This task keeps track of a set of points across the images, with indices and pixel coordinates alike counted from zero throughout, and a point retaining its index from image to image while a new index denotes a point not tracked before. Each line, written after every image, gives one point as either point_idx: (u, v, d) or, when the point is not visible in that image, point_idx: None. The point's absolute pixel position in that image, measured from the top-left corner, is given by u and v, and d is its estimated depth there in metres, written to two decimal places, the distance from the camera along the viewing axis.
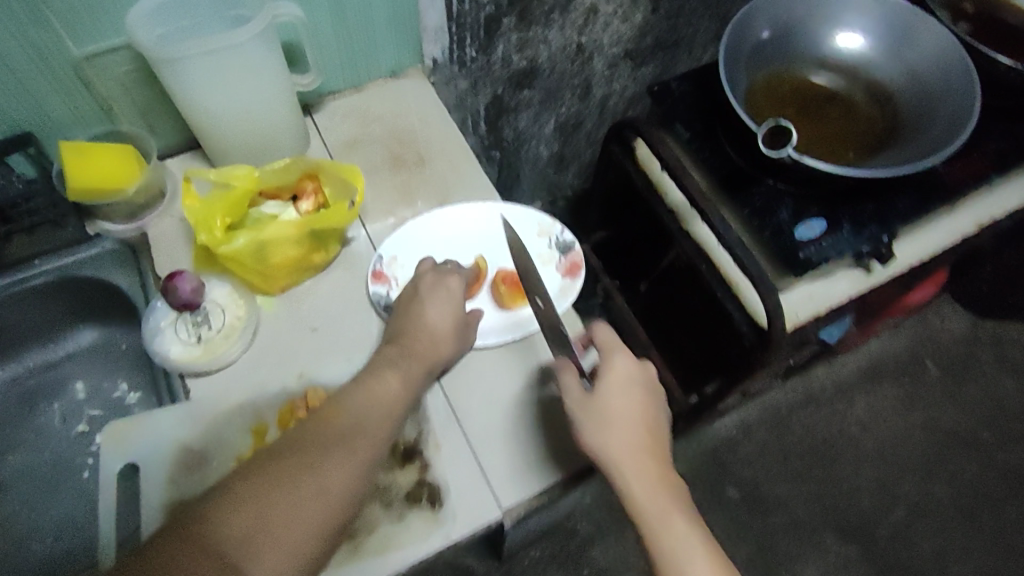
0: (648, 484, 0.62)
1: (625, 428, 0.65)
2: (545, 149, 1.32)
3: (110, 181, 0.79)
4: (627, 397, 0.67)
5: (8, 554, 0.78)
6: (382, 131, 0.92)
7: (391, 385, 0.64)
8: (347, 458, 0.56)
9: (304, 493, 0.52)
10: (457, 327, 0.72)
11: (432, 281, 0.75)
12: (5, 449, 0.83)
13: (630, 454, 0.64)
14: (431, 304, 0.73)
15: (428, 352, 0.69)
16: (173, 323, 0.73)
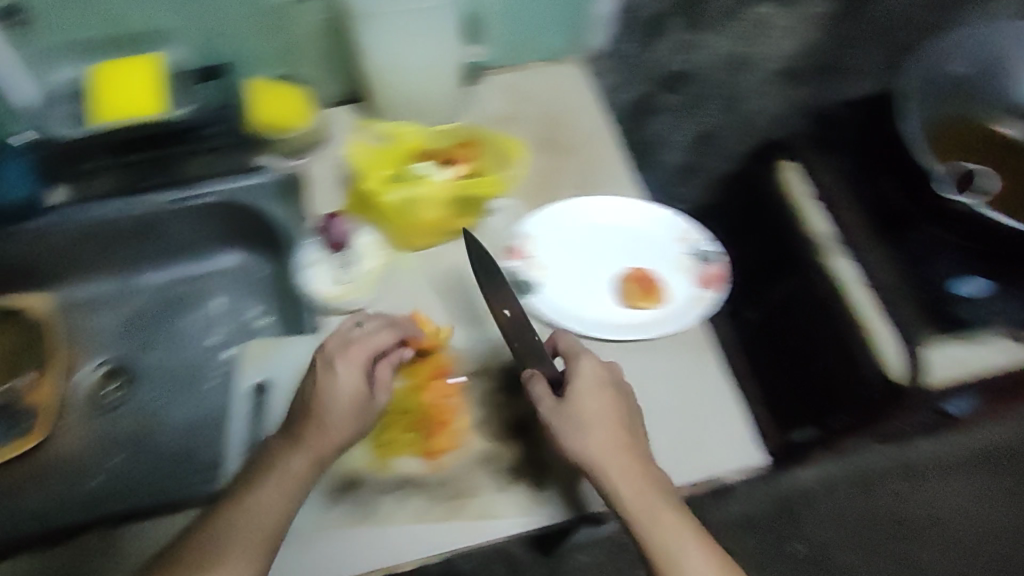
0: (635, 487, 0.62)
1: (605, 434, 0.64)
2: (676, 157, 1.20)
3: (283, 118, 0.88)
4: (597, 398, 0.65)
5: (138, 441, 0.85)
6: (536, 112, 0.93)
7: (287, 471, 0.63)
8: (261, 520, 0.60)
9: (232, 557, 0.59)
10: (360, 403, 0.65)
11: (332, 352, 0.66)
12: (151, 344, 0.92)
13: (616, 458, 0.63)
14: (317, 377, 0.65)
15: (317, 440, 0.63)
16: (324, 259, 0.80)
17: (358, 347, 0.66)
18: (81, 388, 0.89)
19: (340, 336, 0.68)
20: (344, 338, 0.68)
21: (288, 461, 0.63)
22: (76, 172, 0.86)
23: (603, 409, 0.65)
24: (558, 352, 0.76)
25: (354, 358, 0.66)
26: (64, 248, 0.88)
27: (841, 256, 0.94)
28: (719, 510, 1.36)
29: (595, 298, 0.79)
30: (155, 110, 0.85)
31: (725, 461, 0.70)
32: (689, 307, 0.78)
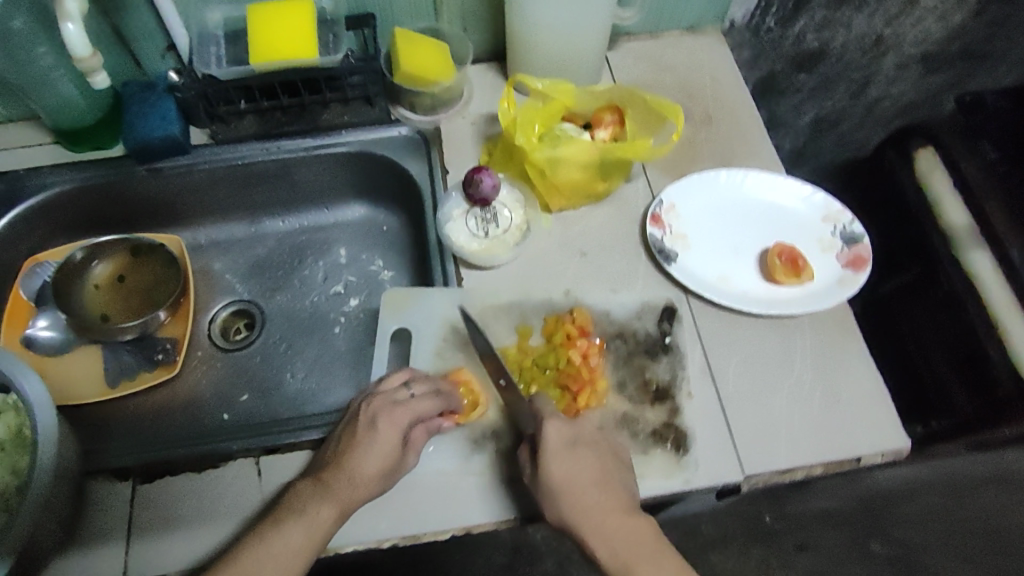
0: (617, 545, 0.61)
1: (599, 496, 0.63)
2: (787, 143, 1.19)
3: (428, 71, 0.85)
4: (592, 458, 0.65)
5: (261, 381, 0.87)
6: (673, 82, 0.92)
7: (314, 520, 0.62)
8: (288, 549, 0.61)
9: (256, 566, 0.60)
10: (389, 469, 0.65)
11: (377, 410, 0.67)
12: (274, 289, 0.94)
13: (591, 514, 0.62)
14: (358, 441, 0.66)
15: (347, 493, 0.63)
16: (464, 215, 0.81)
17: (402, 407, 0.67)
18: (209, 327, 0.91)
19: (389, 397, 0.68)
20: (391, 398, 0.68)
21: (313, 507, 0.63)
22: (214, 114, 0.87)
23: (580, 468, 0.64)
24: (699, 321, 0.77)
25: (398, 420, 0.66)
26: (199, 186, 0.91)
27: (980, 251, 0.93)
28: (796, 503, 1.28)
29: (737, 269, 0.80)
30: (306, 55, 0.83)
31: (870, 442, 0.70)
32: (833, 287, 0.77)
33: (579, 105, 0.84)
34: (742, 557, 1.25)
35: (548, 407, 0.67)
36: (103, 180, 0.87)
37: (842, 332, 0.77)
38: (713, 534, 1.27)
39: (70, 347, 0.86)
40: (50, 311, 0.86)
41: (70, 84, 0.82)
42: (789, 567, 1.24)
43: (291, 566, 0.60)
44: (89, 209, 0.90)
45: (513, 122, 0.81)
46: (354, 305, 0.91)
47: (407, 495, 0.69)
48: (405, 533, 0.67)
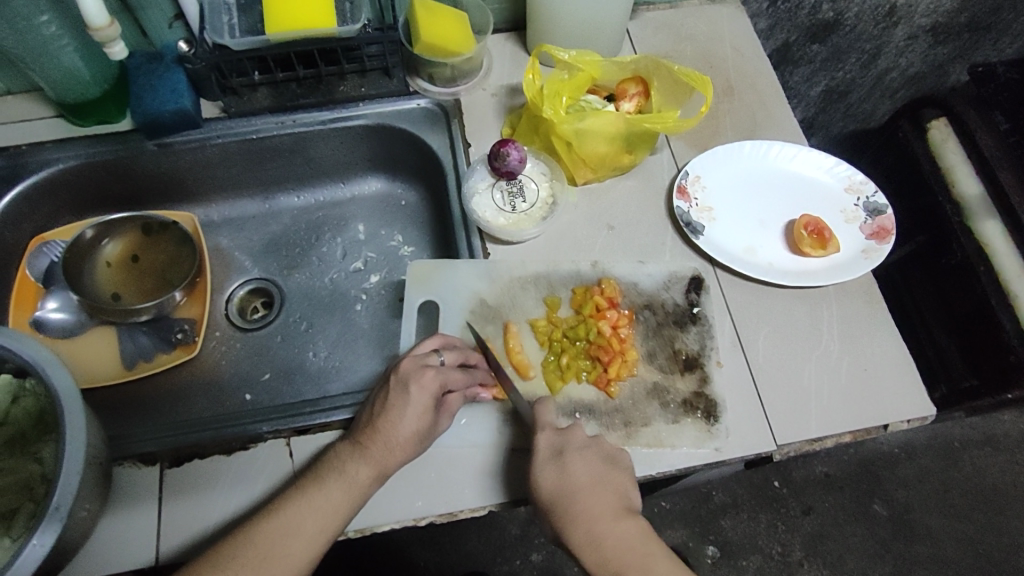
0: (607, 549, 0.59)
1: (590, 504, 0.61)
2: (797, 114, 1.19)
3: (448, 41, 0.83)
4: (584, 464, 0.62)
5: (284, 358, 0.86)
6: (693, 52, 0.91)
7: (352, 480, 0.62)
8: (327, 507, 0.61)
9: (298, 521, 0.60)
10: (423, 433, 0.65)
11: (408, 373, 0.66)
12: (290, 266, 0.92)
13: (580, 522, 0.60)
14: (392, 403, 0.65)
15: (382, 456, 0.63)
16: (489, 188, 0.81)
17: (431, 370, 0.66)
18: (226, 306, 0.90)
19: (419, 360, 0.67)
20: (421, 362, 0.67)
21: (351, 467, 0.63)
22: (228, 86, 0.85)
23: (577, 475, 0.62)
24: (726, 292, 0.78)
25: (428, 384, 0.65)
26: (210, 161, 0.88)
27: (990, 218, 0.95)
28: (800, 468, 1.32)
29: (764, 241, 0.80)
30: (323, 24, 0.80)
31: (899, 410, 0.72)
32: (858, 258, 0.78)
33: (604, 77, 0.83)
34: (751, 521, 1.29)
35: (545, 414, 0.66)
36: (111, 155, 0.84)
37: (867, 302, 0.78)
38: (723, 500, 1.30)
39: (83, 328, 0.84)
40: (60, 291, 0.84)
41: (74, 55, 0.78)
42: (795, 530, 1.28)
43: (329, 523, 0.61)
44: (96, 186, 0.87)
45: (540, 92, 0.78)
46: (374, 283, 0.90)
47: (445, 468, 0.68)
48: (442, 510, 0.66)
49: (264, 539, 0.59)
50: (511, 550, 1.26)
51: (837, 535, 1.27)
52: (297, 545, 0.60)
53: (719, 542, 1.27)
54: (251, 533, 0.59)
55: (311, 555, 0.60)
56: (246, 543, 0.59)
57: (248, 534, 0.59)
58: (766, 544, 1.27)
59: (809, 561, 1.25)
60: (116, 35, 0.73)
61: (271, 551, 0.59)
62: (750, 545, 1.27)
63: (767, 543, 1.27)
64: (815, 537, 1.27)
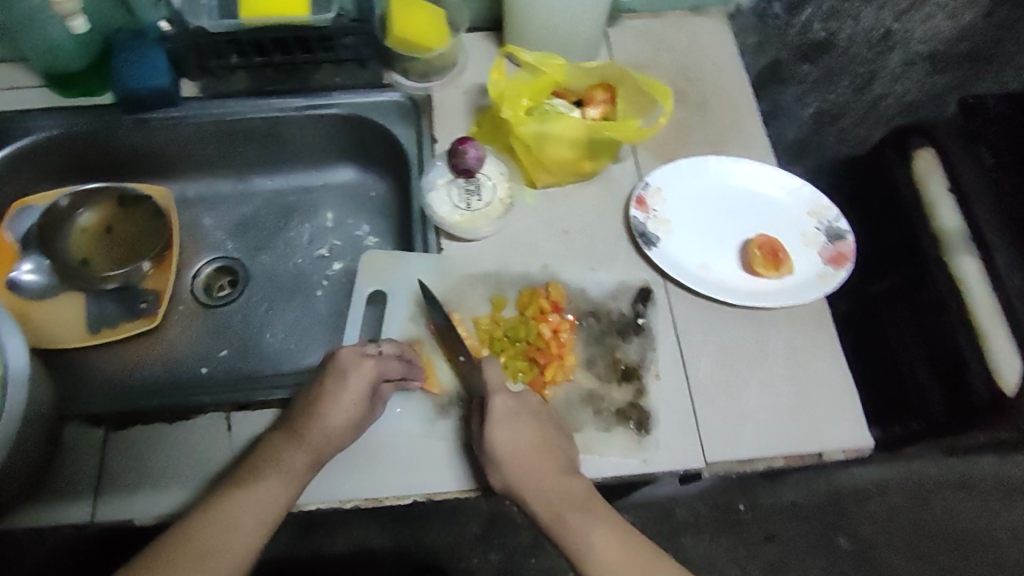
0: (549, 497, 0.65)
1: (537, 465, 0.65)
2: None
3: (422, 37, 0.85)
4: (532, 427, 0.66)
5: (243, 336, 0.88)
6: (671, 64, 0.91)
7: (290, 470, 0.64)
8: (268, 498, 0.62)
9: (239, 515, 0.61)
10: (357, 422, 0.67)
11: (346, 362, 0.67)
12: (258, 247, 0.94)
13: (528, 478, 0.64)
14: (328, 392, 0.66)
15: (318, 445, 0.65)
16: (447, 185, 0.81)
17: (370, 359, 0.68)
18: (192, 284, 0.92)
19: (357, 349, 0.68)
20: (359, 350, 0.68)
21: (288, 457, 0.64)
22: (206, 67, 0.87)
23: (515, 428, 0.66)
24: (673, 307, 0.77)
25: (367, 373, 0.67)
26: (189, 140, 0.90)
27: (969, 256, 0.92)
28: (770, 495, 1.29)
29: (718, 259, 0.79)
30: (297, 13, 0.82)
31: (835, 438, 0.72)
32: (812, 283, 0.77)
33: (571, 81, 0.83)
34: (711, 542, 1.27)
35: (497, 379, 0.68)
36: (90, 127, 0.86)
37: (817, 328, 0.77)
38: (686, 518, 1.29)
39: (54, 292, 0.87)
40: (36, 256, 0.87)
41: (60, 28, 0.81)
42: (755, 556, 1.27)
43: (269, 511, 0.62)
44: (75, 156, 0.89)
45: (501, 94, 0.79)
46: (337, 270, 0.92)
47: (375, 457, 0.69)
48: (366, 496, 0.67)
49: (201, 534, 0.60)
50: (468, 548, 1.27)
51: (799, 563, 1.26)
52: (240, 538, 0.61)
53: (676, 559, 1.26)
54: (192, 529, 0.60)
55: (254, 546, 0.62)
56: (186, 543, 0.59)
57: (189, 529, 0.60)
58: (725, 566, 1.26)
59: None
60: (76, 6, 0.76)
61: (216, 545, 0.60)
62: (707, 566, 1.26)
63: (726, 565, 1.26)
64: (775, 564, 1.26)
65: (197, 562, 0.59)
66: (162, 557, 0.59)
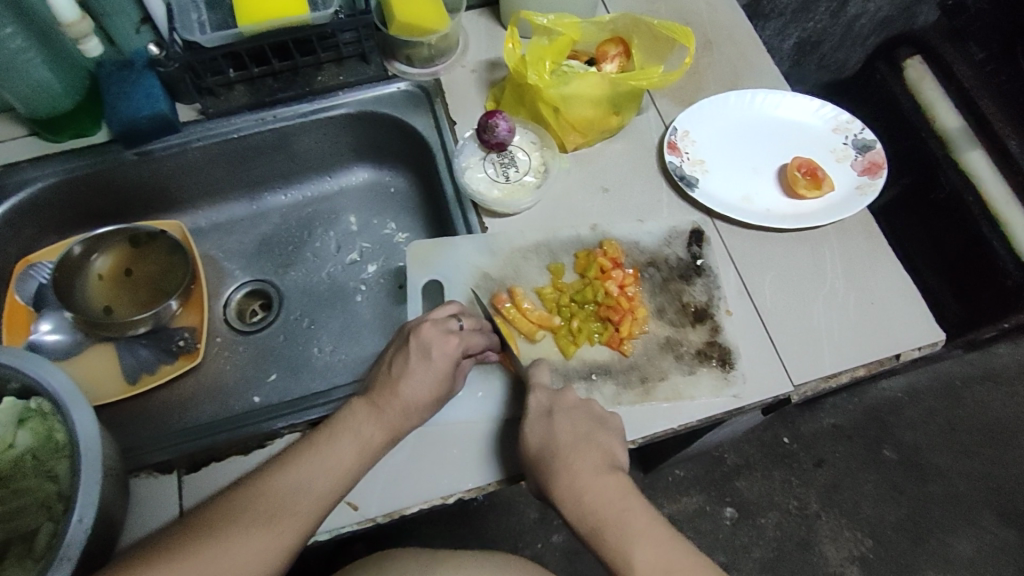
0: (588, 505, 0.57)
1: (573, 463, 0.59)
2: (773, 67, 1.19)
3: (421, 19, 0.82)
4: (569, 423, 0.62)
5: (291, 356, 0.84)
6: (667, 10, 0.91)
7: (368, 441, 0.61)
8: (338, 466, 0.60)
9: (310, 477, 0.58)
10: (438, 397, 0.65)
11: (429, 339, 0.65)
12: (285, 264, 0.91)
13: (569, 481, 0.58)
14: (412, 367, 0.64)
15: (397, 420, 0.63)
16: (481, 162, 0.80)
17: (454, 337, 0.66)
18: (225, 310, 0.88)
19: (441, 325, 0.66)
20: (443, 327, 0.66)
21: (365, 427, 0.62)
22: (204, 86, 0.83)
23: (570, 426, 0.61)
24: (726, 242, 0.78)
25: (450, 349, 0.65)
26: (194, 165, 0.86)
27: (975, 148, 0.96)
28: (809, 422, 1.33)
29: (758, 188, 0.80)
30: (295, 13, 0.79)
31: (909, 339, 0.73)
32: (854, 194, 0.79)
33: (584, 41, 0.83)
34: (765, 480, 1.29)
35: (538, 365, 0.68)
36: (90, 169, 0.82)
37: (868, 238, 0.78)
38: (737, 462, 1.30)
39: (80, 347, 0.82)
40: (54, 313, 0.82)
41: (42, 67, 0.75)
42: (810, 483, 1.29)
43: (342, 481, 0.59)
44: (78, 203, 0.85)
45: (522, 60, 0.78)
46: (372, 272, 0.89)
47: (468, 446, 0.67)
48: (469, 486, 0.65)
49: (273, 491, 0.57)
50: (532, 534, 1.23)
51: (850, 484, 1.29)
52: (309, 501, 0.57)
53: (736, 503, 1.27)
54: (263, 485, 0.57)
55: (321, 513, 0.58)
56: (257, 496, 0.56)
57: (259, 486, 0.57)
58: (783, 500, 1.28)
59: (826, 512, 1.27)
60: (88, 28, 0.77)
61: (283, 503, 0.56)
62: (767, 502, 1.28)
63: (783, 499, 1.28)
64: (830, 488, 1.29)
65: (264, 519, 0.55)
66: (227, 516, 0.54)
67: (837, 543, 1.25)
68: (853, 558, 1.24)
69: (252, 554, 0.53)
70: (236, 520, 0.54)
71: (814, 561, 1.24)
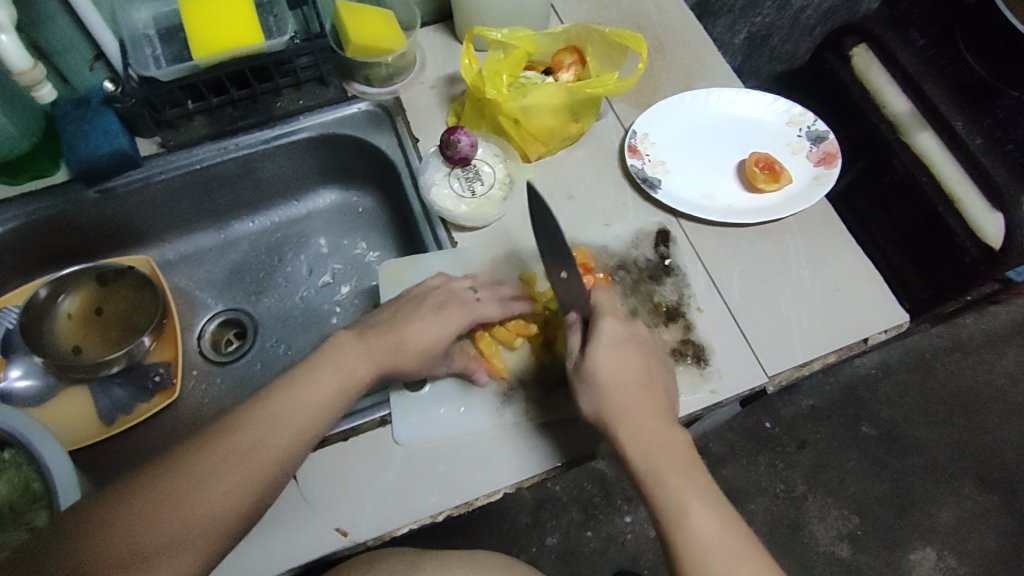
0: (612, 383, 0.61)
1: (630, 373, 0.62)
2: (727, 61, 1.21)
3: (377, 40, 0.83)
4: (625, 357, 0.62)
5: (270, 385, 0.84)
6: (619, 15, 0.93)
7: (351, 374, 0.63)
8: (314, 399, 0.61)
9: (289, 410, 0.59)
10: (434, 351, 0.66)
11: (444, 297, 0.69)
12: (258, 291, 0.90)
13: (614, 359, 0.62)
14: (423, 315, 0.67)
15: (385, 356, 0.65)
16: (446, 177, 0.81)
17: (468, 303, 0.69)
18: (199, 342, 0.88)
19: (456, 296, 0.69)
20: (456, 289, 0.70)
21: (352, 362, 0.64)
22: (162, 120, 0.83)
23: (630, 344, 0.63)
24: (692, 240, 0.79)
25: (458, 312, 0.68)
26: (158, 200, 0.86)
27: (924, 131, 0.96)
28: (788, 405, 1.36)
29: (719, 185, 0.82)
30: (252, 41, 0.79)
31: (876, 322, 0.75)
32: (810, 185, 0.82)
33: (539, 51, 0.85)
34: (751, 466, 1.31)
35: (607, 303, 0.65)
36: (52, 211, 0.81)
37: (828, 226, 0.80)
38: (721, 450, 1.32)
39: (52, 392, 0.80)
40: (22, 358, 0.81)
41: None
42: (794, 465, 1.31)
43: (319, 417, 0.60)
44: (40, 246, 0.84)
45: (479, 75, 0.79)
46: (346, 293, 0.89)
47: (452, 460, 0.68)
48: (456, 502, 0.66)
49: (254, 423, 0.58)
50: (526, 539, 1.24)
51: (834, 464, 1.31)
52: (285, 434, 0.59)
53: (723, 491, 1.29)
54: (243, 419, 0.59)
55: (300, 442, 0.59)
56: (238, 427, 0.58)
57: (238, 421, 0.59)
58: (769, 484, 1.30)
59: (813, 493, 1.29)
60: (40, 75, 0.74)
61: (263, 436, 0.58)
62: (754, 488, 1.30)
63: (770, 483, 1.30)
64: (814, 468, 1.31)
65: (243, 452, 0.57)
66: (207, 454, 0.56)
67: (825, 522, 1.27)
68: (842, 536, 1.26)
69: (229, 485, 0.56)
70: (208, 457, 0.56)
71: (806, 542, 1.26)
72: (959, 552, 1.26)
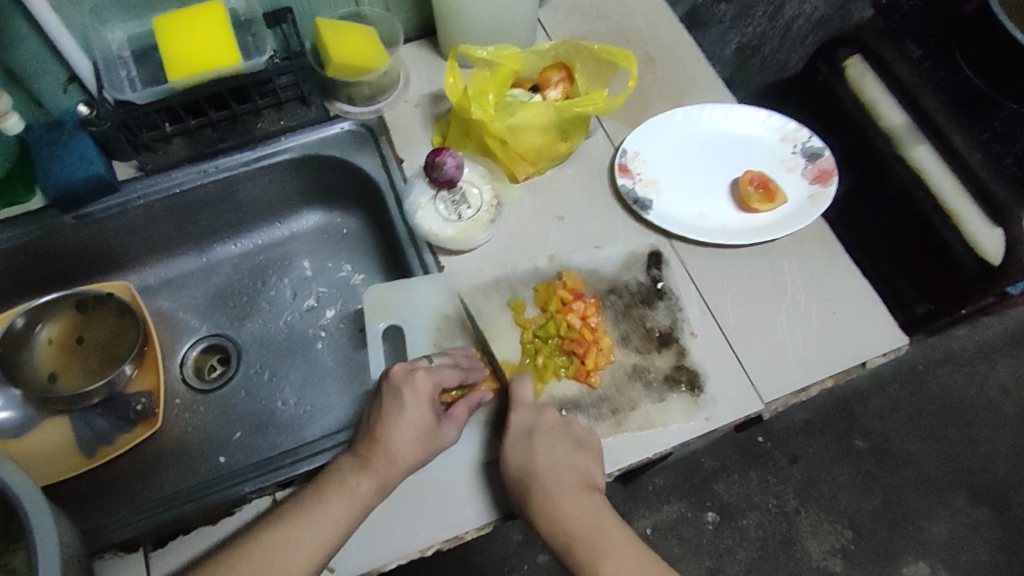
0: (526, 469, 0.63)
1: (544, 458, 0.63)
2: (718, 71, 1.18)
3: (360, 59, 0.81)
4: (551, 446, 0.64)
5: (254, 413, 0.82)
6: (607, 29, 0.91)
7: (354, 491, 0.61)
8: (328, 521, 0.60)
9: (296, 535, 0.59)
10: (424, 438, 0.63)
11: (398, 379, 0.64)
12: (241, 316, 0.88)
13: (522, 448, 0.64)
14: (388, 411, 0.64)
15: (385, 471, 0.62)
16: (432, 201, 0.79)
17: (422, 371, 0.65)
18: (182, 369, 0.86)
19: (409, 363, 0.66)
20: (410, 365, 0.66)
21: (353, 478, 0.62)
22: (139, 143, 0.80)
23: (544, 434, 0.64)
24: (685, 262, 0.77)
25: (421, 388, 0.64)
26: (136, 225, 0.84)
27: (920, 143, 0.95)
28: (780, 420, 1.34)
29: (712, 205, 0.80)
30: (229, 62, 0.77)
31: (874, 345, 0.73)
32: (806, 204, 0.79)
33: (526, 68, 0.83)
34: (743, 481, 1.30)
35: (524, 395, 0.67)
36: (26, 238, 0.78)
37: (822, 246, 0.79)
38: (713, 466, 1.31)
39: (33, 422, 0.79)
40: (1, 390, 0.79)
41: None
42: (787, 480, 1.30)
43: (329, 537, 0.59)
44: (16, 273, 0.81)
45: (464, 94, 0.78)
46: (331, 317, 0.87)
47: (442, 493, 0.66)
48: (445, 536, 0.64)
49: (261, 553, 0.58)
50: (516, 557, 1.23)
51: (826, 478, 1.30)
52: (297, 561, 0.58)
53: (716, 506, 1.28)
54: (249, 546, 0.59)
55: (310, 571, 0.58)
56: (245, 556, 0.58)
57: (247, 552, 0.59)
58: (762, 499, 1.29)
59: (805, 508, 1.28)
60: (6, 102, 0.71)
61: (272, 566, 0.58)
62: (746, 503, 1.28)
63: (763, 498, 1.29)
64: (806, 483, 1.30)
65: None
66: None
67: (818, 537, 1.26)
68: (835, 551, 1.25)
69: None
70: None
71: (798, 557, 1.25)
72: (951, 566, 1.24)
